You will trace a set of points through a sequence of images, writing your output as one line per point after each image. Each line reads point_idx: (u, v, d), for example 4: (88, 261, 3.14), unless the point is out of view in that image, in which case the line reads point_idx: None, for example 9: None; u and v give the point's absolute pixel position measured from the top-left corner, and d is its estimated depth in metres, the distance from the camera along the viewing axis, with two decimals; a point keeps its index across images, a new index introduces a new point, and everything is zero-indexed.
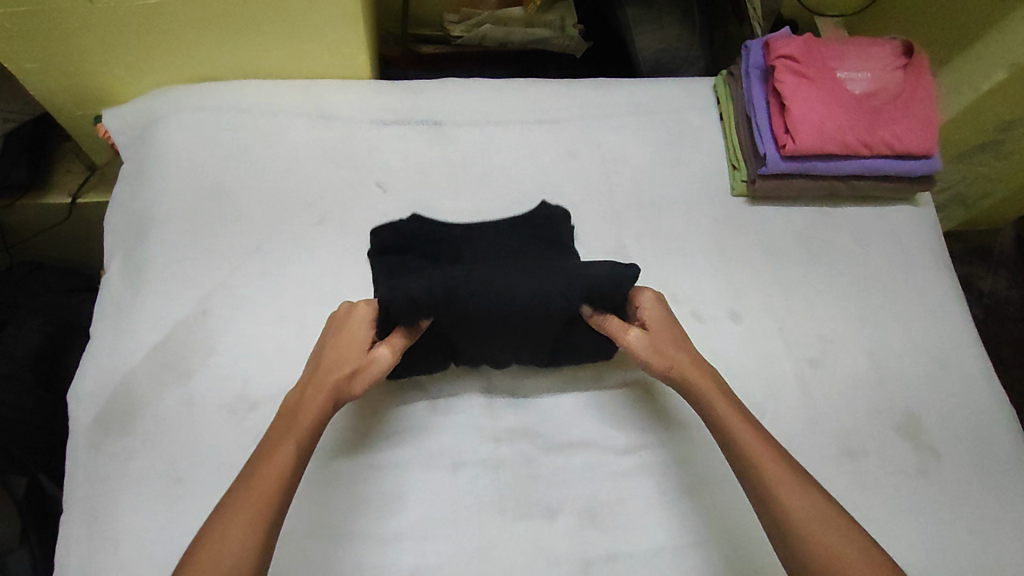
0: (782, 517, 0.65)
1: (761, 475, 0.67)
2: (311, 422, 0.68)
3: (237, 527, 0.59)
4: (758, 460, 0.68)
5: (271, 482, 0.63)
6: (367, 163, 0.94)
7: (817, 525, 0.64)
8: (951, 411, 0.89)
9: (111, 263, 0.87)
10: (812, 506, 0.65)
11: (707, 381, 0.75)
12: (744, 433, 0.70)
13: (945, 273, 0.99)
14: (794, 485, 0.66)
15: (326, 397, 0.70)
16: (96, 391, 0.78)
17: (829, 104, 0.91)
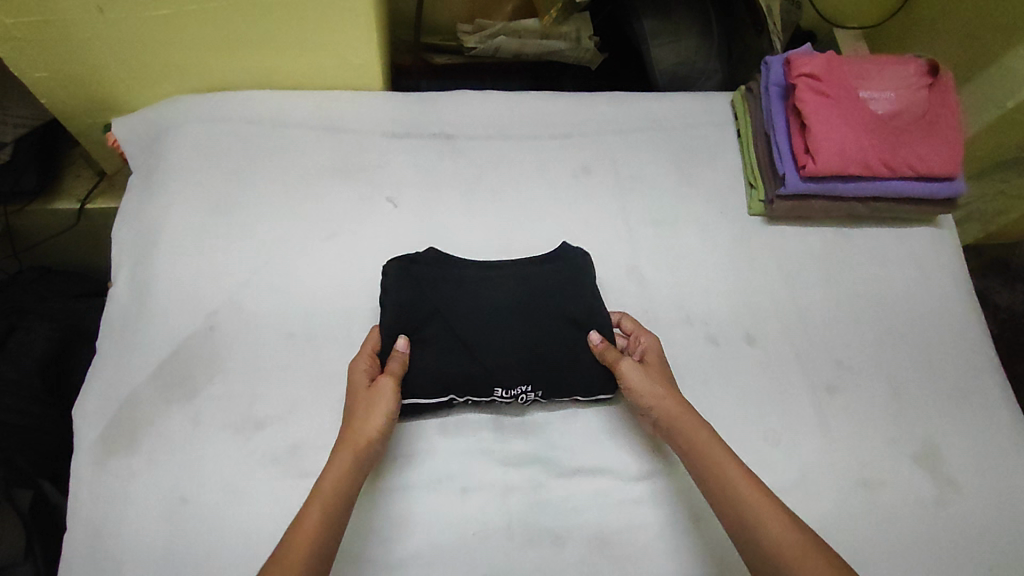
0: (766, 554, 0.60)
1: (742, 509, 0.63)
2: (336, 484, 0.64)
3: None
4: (736, 491, 0.64)
5: (302, 546, 0.58)
6: (377, 176, 0.92)
7: (804, 563, 0.58)
8: (971, 439, 0.87)
9: (118, 275, 0.86)
10: (795, 542, 0.60)
11: (688, 414, 0.72)
12: (723, 465, 0.66)
13: (966, 298, 0.97)
14: (773, 518, 0.62)
15: (350, 454, 0.66)
16: (101, 408, 0.76)
17: (851, 125, 0.89)
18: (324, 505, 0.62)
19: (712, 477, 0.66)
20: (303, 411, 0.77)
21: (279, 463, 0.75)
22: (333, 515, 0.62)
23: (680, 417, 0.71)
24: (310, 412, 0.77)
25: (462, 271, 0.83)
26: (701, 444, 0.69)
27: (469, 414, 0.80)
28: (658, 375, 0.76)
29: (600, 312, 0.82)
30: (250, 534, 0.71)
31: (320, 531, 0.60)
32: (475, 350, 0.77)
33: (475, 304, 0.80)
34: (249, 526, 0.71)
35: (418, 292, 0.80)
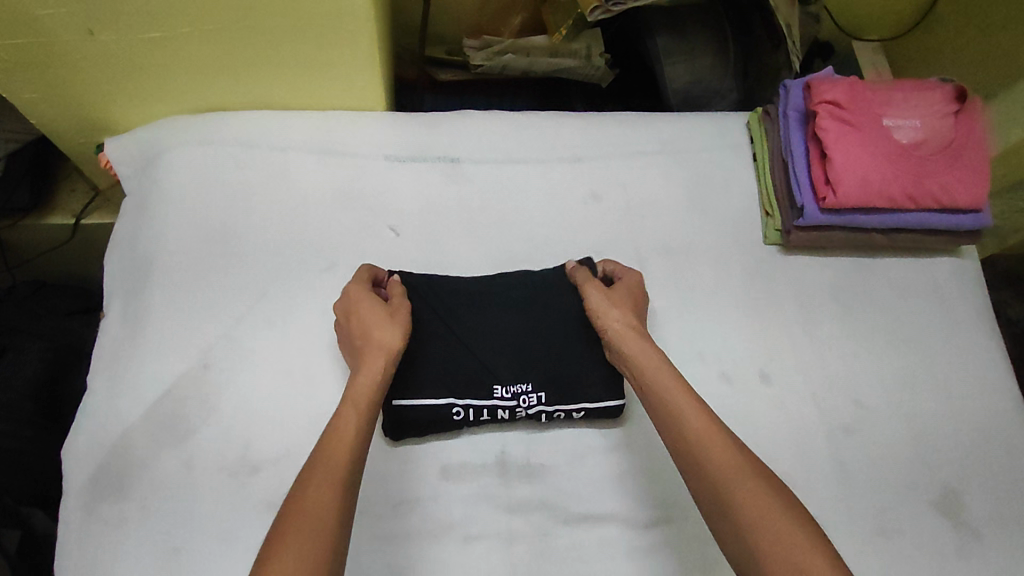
0: (707, 482, 0.59)
1: (689, 437, 0.62)
2: (368, 393, 0.65)
3: (319, 493, 0.55)
4: (681, 414, 0.64)
5: (345, 449, 0.60)
6: (378, 203, 0.89)
7: (744, 492, 0.57)
8: (994, 484, 0.84)
9: (111, 307, 0.83)
10: (737, 467, 0.59)
11: (641, 338, 0.72)
12: (672, 391, 0.66)
13: (989, 333, 0.94)
14: (715, 443, 0.61)
15: (381, 363, 0.68)
16: (91, 449, 0.74)
17: (874, 154, 0.85)
18: (359, 411, 0.63)
19: (663, 403, 0.66)
20: (300, 454, 0.74)
21: (275, 509, 0.72)
22: (366, 420, 0.63)
23: (636, 341, 0.72)
24: (308, 456, 0.74)
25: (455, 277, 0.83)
26: (654, 372, 0.68)
27: (473, 459, 0.77)
28: (620, 300, 0.76)
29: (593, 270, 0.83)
30: None
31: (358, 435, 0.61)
32: (474, 344, 0.78)
33: (472, 300, 0.80)
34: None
35: (427, 299, 0.79)
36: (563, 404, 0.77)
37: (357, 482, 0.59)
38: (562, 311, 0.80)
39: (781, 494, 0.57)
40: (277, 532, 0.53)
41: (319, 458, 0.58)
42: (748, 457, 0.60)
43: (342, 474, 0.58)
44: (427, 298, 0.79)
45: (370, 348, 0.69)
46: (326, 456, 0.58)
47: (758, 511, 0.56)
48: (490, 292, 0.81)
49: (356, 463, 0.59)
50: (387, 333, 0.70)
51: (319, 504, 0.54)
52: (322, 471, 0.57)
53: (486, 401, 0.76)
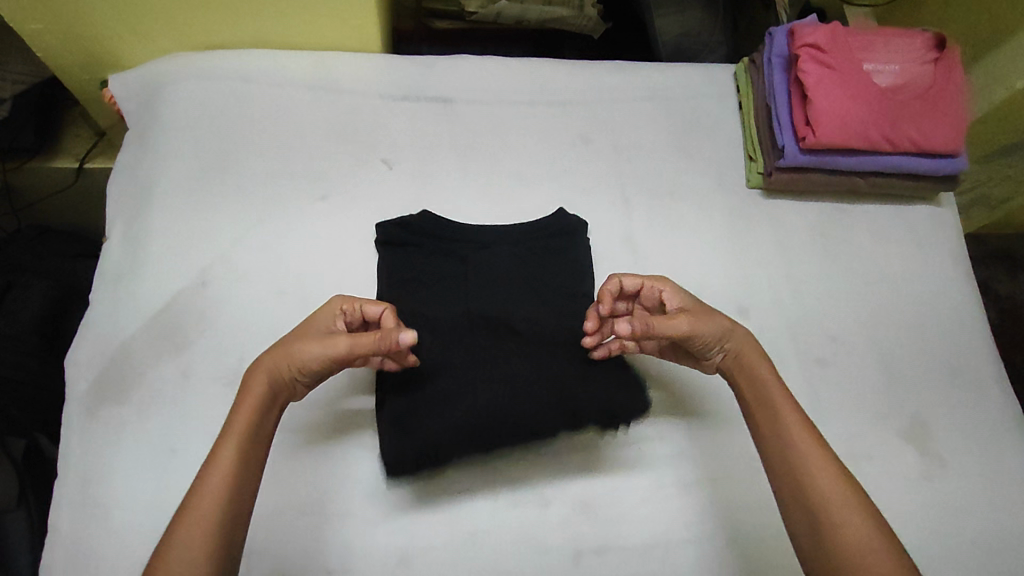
0: (805, 499, 0.60)
1: (793, 457, 0.63)
2: (249, 428, 0.61)
3: (184, 552, 0.54)
4: (810, 464, 0.62)
5: (210, 500, 0.56)
6: (373, 138, 0.92)
7: (845, 516, 0.58)
8: (961, 417, 0.87)
9: (112, 230, 0.86)
10: (837, 491, 0.60)
11: (761, 359, 0.70)
12: (787, 416, 0.65)
13: (963, 277, 0.96)
14: (830, 482, 0.60)
15: (262, 389, 0.64)
16: (91, 359, 0.77)
17: (853, 97, 0.88)
18: (235, 449, 0.60)
19: (779, 435, 0.64)
20: None
21: None
22: (248, 448, 0.61)
23: (758, 365, 0.70)
24: None
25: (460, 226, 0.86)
26: (761, 386, 0.68)
27: (442, 424, 0.73)
28: (717, 312, 0.73)
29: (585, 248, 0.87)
30: None
31: (236, 470, 0.58)
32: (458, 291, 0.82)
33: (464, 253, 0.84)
34: None
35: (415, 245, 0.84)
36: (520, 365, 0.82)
37: (242, 518, 0.58)
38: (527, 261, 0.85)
39: (877, 525, 0.58)
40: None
41: (188, 503, 0.56)
42: (858, 494, 0.60)
43: (216, 519, 0.56)
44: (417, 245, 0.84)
45: (259, 371, 0.65)
46: (200, 493, 0.57)
47: (859, 543, 0.57)
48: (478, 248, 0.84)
49: (232, 500, 0.57)
50: (304, 353, 0.65)
51: (186, 550, 0.54)
52: (192, 512, 0.56)
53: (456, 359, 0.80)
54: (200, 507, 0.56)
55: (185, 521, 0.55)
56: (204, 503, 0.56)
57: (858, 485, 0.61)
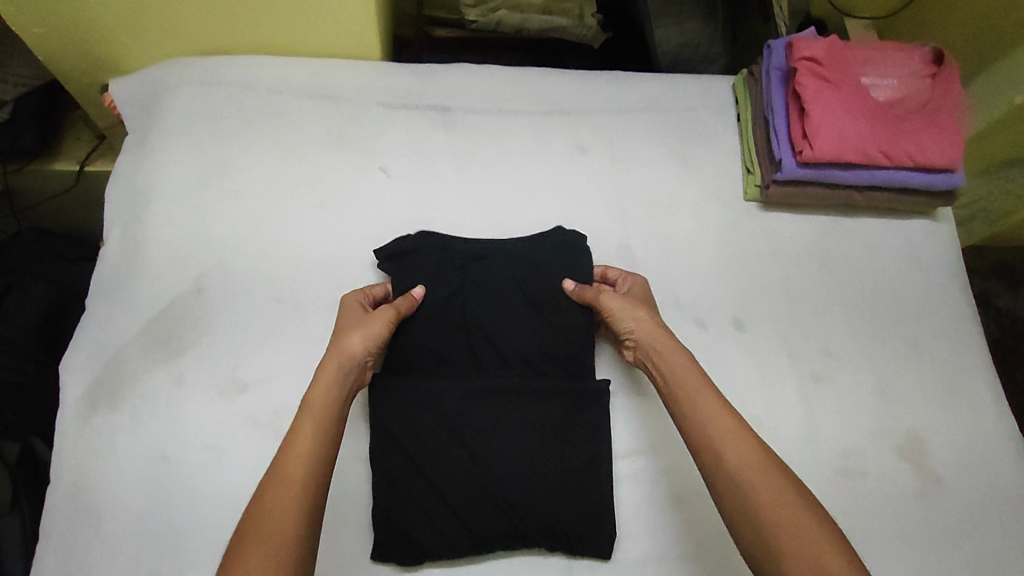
0: (720, 468, 0.63)
1: (705, 428, 0.65)
2: (328, 396, 0.66)
3: (280, 503, 0.57)
4: (713, 426, 0.65)
5: (298, 456, 0.60)
6: (371, 146, 0.92)
7: (757, 475, 0.61)
8: (957, 435, 0.87)
9: (110, 234, 0.86)
10: (744, 448, 0.63)
11: (670, 340, 0.74)
12: (690, 385, 0.69)
13: (961, 293, 0.96)
14: (730, 440, 0.63)
15: (338, 368, 0.69)
16: (86, 365, 0.77)
17: (851, 112, 0.88)
18: (316, 415, 0.64)
19: (687, 407, 0.68)
20: (285, 376, 0.78)
21: (260, 425, 0.75)
22: (328, 423, 0.64)
23: (671, 345, 0.74)
24: (293, 378, 0.78)
25: (456, 249, 0.84)
26: (680, 375, 0.70)
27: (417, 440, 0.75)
28: (637, 302, 0.79)
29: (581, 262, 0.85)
30: (231, 490, 0.72)
31: (318, 434, 0.62)
32: (447, 307, 0.82)
33: (466, 275, 0.83)
34: (229, 484, 0.72)
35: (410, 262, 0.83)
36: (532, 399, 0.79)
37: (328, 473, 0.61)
38: (530, 279, 0.84)
39: (789, 481, 0.61)
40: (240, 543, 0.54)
41: (277, 469, 0.59)
42: (760, 448, 0.63)
43: (305, 473, 0.59)
44: (411, 268, 0.83)
45: (335, 354, 0.70)
46: (290, 459, 0.60)
47: (764, 495, 0.59)
48: (475, 258, 0.84)
49: (320, 466, 0.61)
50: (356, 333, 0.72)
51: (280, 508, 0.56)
52: (286, 476, 0.59)
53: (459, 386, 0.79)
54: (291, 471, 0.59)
55: (275, 486, 0.58)
56: (295, 469, 0.59)
57: (768, 448, 0.64)
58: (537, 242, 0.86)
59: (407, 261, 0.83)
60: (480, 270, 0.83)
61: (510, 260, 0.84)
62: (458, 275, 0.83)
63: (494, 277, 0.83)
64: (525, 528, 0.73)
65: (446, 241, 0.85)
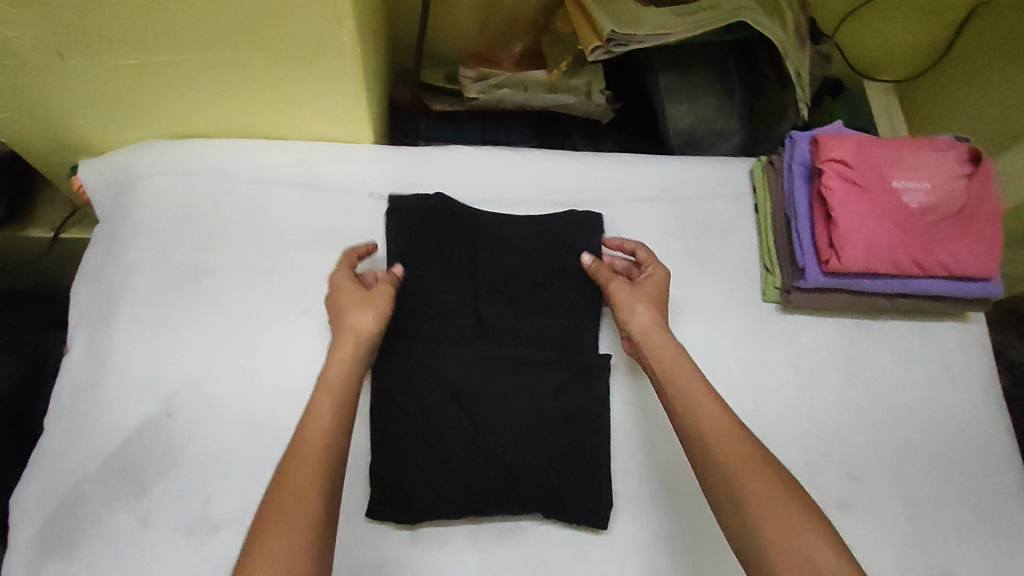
0: (706, 454, 0.60)
1: (699, 422, 0.62)
2: (342, 375, 0.63)
3: (300, 485, 0.54)
4: (706, 423, 0.61)
5: (318, 433, 0.58)
6: (362, 243, 0.85)
7: (744, 466, 0.57)
8: (994, 570, 0.80)
9: (74, 341, 0.79)
10: (739, 447, 0.59)
11: (664, 332, 0.71)
12: (685, 379, 0.65)
13: (994, 404, 0.90)
14: (728, 438, 0.60)
15: (354, 349, 0.66)
16: (39, 500, 0.70)
17: (882, 219, 0.81)
18: (331, 396, 0.61)
19: (679, 401, 0.64)
20: None
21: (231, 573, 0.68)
22: (343, 405, 0.61)
23: (665, 336, 0.70)
24: None
25: (473, 223, 0.86)
26: (671, 369, 0.67)
27: (421, 409, 0.76)
28: (647, 293, 0.75)
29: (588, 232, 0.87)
30: None
31: (336, 414, 0.60)
32: (456, 272, 0.83)
33: (480, 253, 0.85)
34: None
35: (423, 228, 0.84)
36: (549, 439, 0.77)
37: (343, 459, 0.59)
38: (543, 258, 0.85)
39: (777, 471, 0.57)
40: (263, 525, 0.52)
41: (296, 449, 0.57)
42: (755, 445, 0.59)
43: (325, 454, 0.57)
44: (424, 243, 0.84)
45: (344, 335, 0.67)
46: (305, 439, 0.57)
47: (761, 491, 0.56)
48: (488, 233, 0.86)
49: (336, 442, 0.58)
50: (362, 311, 0.69)
51: (299, 489, 0.54)
52: (304, 449, 0.56)
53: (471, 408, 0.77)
54: (308, 446, 0.57)
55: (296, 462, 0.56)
56: (313, 441, 0.57)
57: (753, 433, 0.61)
58: (552, 223, 0.87)
59: (423, 232, 0.84)
60: (495, 244, 0.85)
61: (526, 235, 0.86)
62: (471, 253, 0.85)
63: (505, 254, 0.85)
64: (518, 489, 0.74)
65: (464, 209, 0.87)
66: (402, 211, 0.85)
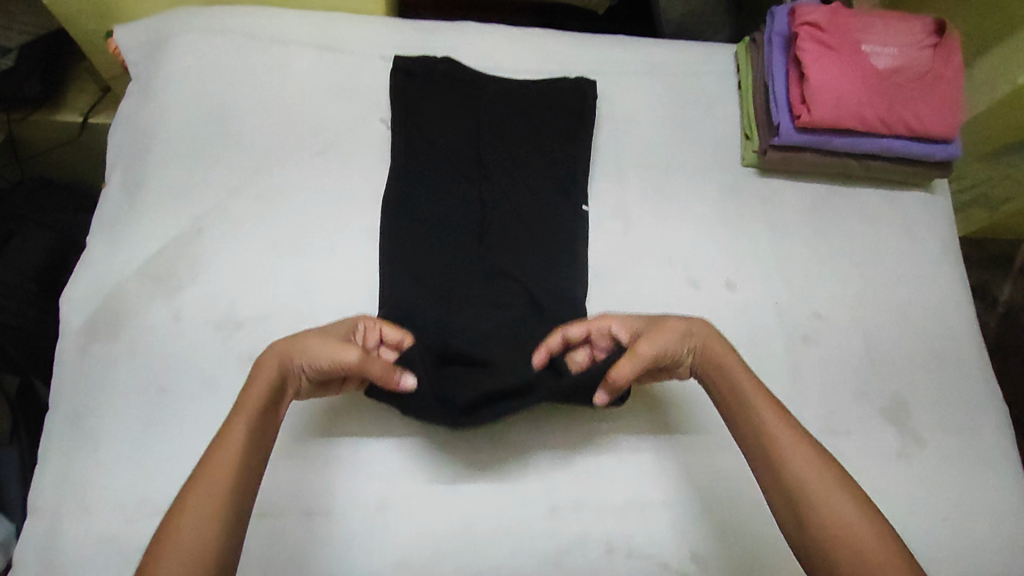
0: (781, 484, 0.60)
1: (775, 447, 0.61)
2: (259, 404, 0.61)
3: (194, 525, 0.53)
4: (780, 448, 0.61)
5: (226, 465, 0.56)
6: (373, 98, 0.93)
7: (823, 500, 0.57)
8: (941, 398, 0.89)
9: (112, 175, 0.87)
10: (816, 473, 0.59)
11: (731, 356, 0.69)
12: (757, 403, 0.65)
13: (952, 263, 0.98)
14: (805, 458, 0.60)
15: (273, 376, 0.63)
16: (87, 298, 0.79)
17: (851, 77, 0.88)
18: (249, 420, 0.59)
19: (751, 426, 0.64)
20: (280, 317, 0.79)
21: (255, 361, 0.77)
22: (256, 439, 0.59)
23: (726, 358, 0.69)
24: (287, 318, 0.79)
25: (471, 80, 0.93)
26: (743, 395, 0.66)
27: (431, 257, 0.84)
28: (664, 321, 0.70)
29: (576, 93, 0.95)
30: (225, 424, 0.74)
31: (246, 446, 0.58)
32: (459, 128, 0.91)
33: (479, 107, 0.92)
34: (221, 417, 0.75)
35: (425, 85, 0.92)
36: (542, 266, 0.86)
37: (246, 500, 0.57)
38: (536, 115, 0.93)
39: (865, 510, 0.57)
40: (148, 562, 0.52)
41: (202, 473, 0.55)
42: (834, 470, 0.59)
43: (222, 491, 0.55)
44: (426, 100, 0.91)
45: (269, 360, 0.64)
46: (218, 460, 0.56)
47: (837, 523, 0.56)
48: (486, 91, 0.93)
49: (240, 479, 0.56)
50: (289, 353, 0.64)
51: (194, 523, 0.53)
52: (201, 484, 0.55)
53: (472, 240, 0.86)
54: (211, 479, 0.55)
55: (200, 488, 0.54)
56: (217, 473, 0.55)
57: (836, 463, 0.60)
58: (545, 83, 0.95)
59: (426, 89, 0.92)
60: (491, 101, 0.92)
61: (520, 91, 0.94)
62: (471, 108, 0.92)
63: (500, 108, 0.92)
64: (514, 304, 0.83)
65: (466, 69, 0.94)
66: (405, 69, 0.92)
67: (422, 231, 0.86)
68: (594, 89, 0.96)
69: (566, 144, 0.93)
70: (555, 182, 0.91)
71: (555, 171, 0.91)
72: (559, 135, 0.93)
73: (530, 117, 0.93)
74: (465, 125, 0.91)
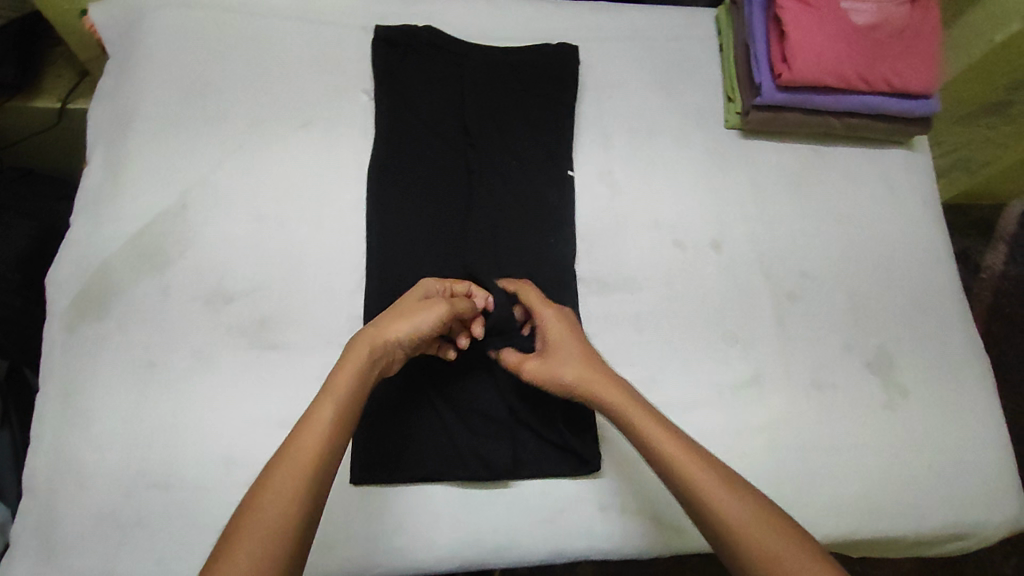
0: (711, 526, 0.56)
1: (685, 486, 0.58)
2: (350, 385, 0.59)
3: (277, 499, 0.50)
4: (695, 489, 0.57)
5: (314, 445, 0.54)
6: (355, 69, 0.92)
7: (750, 535, 0.54)
8: (926, 351, 0.91)
9: (94, 153, 0.87)
10: (734, 503, 0.56)
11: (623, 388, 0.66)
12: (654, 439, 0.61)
13: (932, 219, 0.99)
14: (721, 493, 0.56)
15: (365, 354, 0.61)
16: (73, 276, 0.78)
17: (830, 34, 0.89)
18: (336, 401, 0.57)
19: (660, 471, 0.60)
20: (269, 289, 0.79)
21: (245, 334, 0.77)
22: (344, 418, 0.57)
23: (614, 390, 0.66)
24: (276, 290, 0.80)
25: (453, 48, 0.93)
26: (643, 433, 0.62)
27: (418, 226, 0.85)
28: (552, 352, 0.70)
29: (559, 59, 0.95)
30: (217, 396, 0.75)
31: (333, 429, 0.55)
32: (441, 96, 0.91)
33: (461, 74, 0.92)
34: (213, 388, 0.75)
35: (405, 53, 0.92)
36: (528, 233, 0.87)
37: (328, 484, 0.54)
38: (518, 83, 0.93)
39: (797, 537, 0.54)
40: (231, 532, 0.49)
41: (291, 446, 0.54)
42: (747, 495, 0.56)
43: (310, 468, 0.52)
44: (407, 68, 0.91)
45: (364, 338, 0.62)
46: (305, 439, 0.54)
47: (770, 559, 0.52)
48: (468, 58, 0.93)
49: (327, 460, 0.54)
50: (387, 329, 0.63)
51: (279, 496, 0.50)
52: (291, 459, 0.52)
53: (457, 209, 0.86)
54: (299, 454, 0.53)
55: (289, 458, 0.52)
56: (304, 451, 0.53)
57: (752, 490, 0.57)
58: (527, 49, 0.95)
59: (407, 57, 0.91)
60: (474, 67, 0.92)
61: (502, 58, 0.94)
62: (453, 76, 0.92)
63: (482, 75, 0.92)
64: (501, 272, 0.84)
65: (447, 36, 0.93)
66: (385, 39, 0.91)
67: (407, 200, 0.85)
68: (576, 55, 0.96)
69: (549, 111, 0.93)
70: (540, 150, 0.91)
71: (539, 139, 0.91)
72: (543, 102, 0.93)
73: (513, 83, 0.93)
74: (447, 94, 0.91)
